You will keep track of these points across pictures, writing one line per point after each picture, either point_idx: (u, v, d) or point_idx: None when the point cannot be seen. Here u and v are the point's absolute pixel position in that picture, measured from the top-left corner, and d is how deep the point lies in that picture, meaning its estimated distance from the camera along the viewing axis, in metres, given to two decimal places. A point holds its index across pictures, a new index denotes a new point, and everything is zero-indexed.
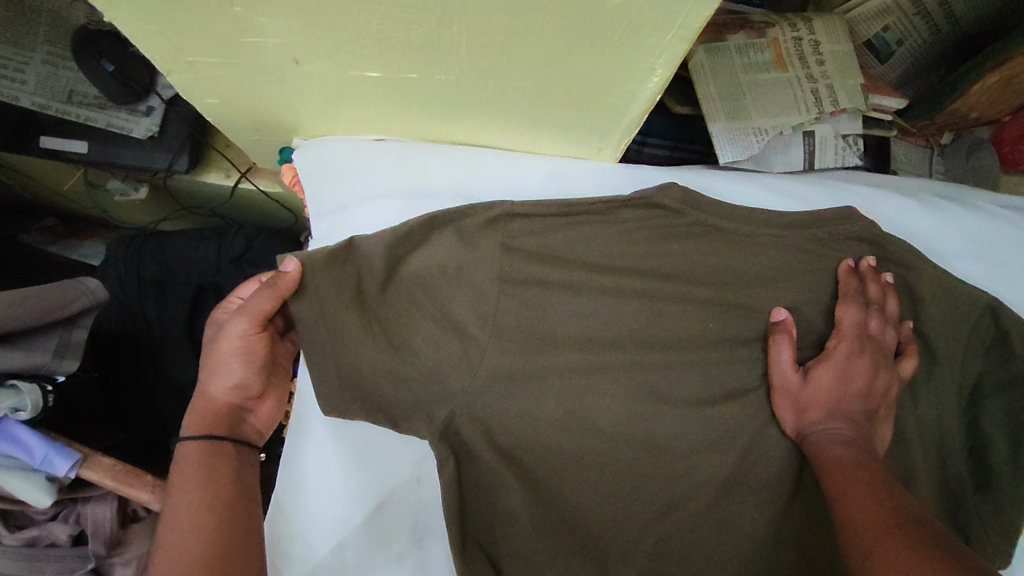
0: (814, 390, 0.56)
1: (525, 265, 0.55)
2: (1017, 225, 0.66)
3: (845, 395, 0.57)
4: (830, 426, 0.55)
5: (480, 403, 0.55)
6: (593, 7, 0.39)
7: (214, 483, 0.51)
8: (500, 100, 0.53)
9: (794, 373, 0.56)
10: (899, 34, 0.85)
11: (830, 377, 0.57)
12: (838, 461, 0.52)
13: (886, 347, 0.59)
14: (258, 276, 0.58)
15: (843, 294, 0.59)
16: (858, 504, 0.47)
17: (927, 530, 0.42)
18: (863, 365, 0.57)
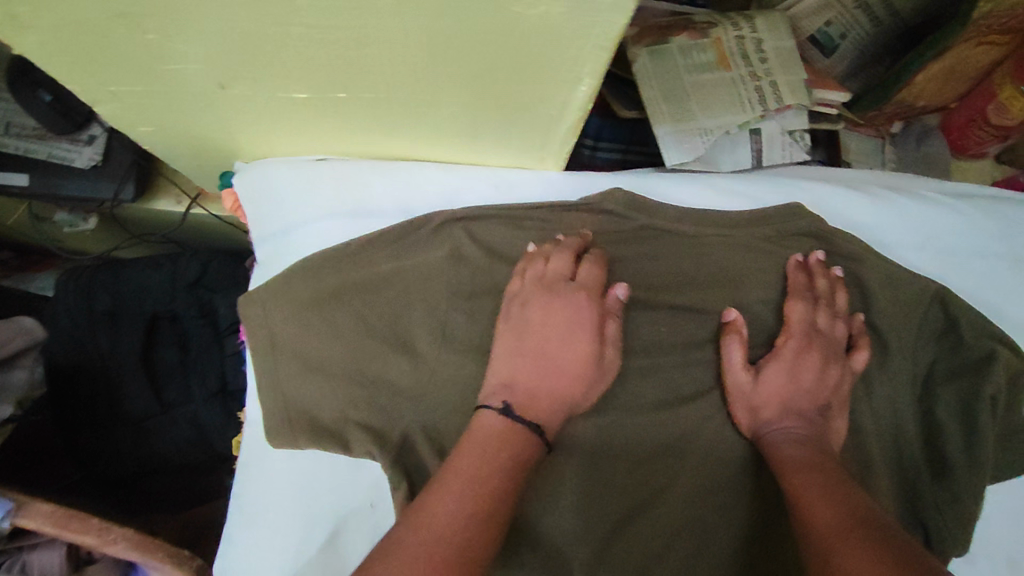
0: (765, 387, 0.57)
1: (473, 277, 0.59)
2: (972, 215, 0.65)
3: (798, 392, 0.57)
4: (785, 426, 0.56)
5: (434, 417, 0.56)
6: (508, 20, 0.38)
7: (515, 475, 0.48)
8: (441, 118, 0.53)
9: (746, 371, 0.57)
10: (841, 28, 0.85)
11: (783, 371, 0.57)
12: (792, 460, 0.53)
13: (836, 341, 0.59)
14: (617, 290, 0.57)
15: (791, 287, 0.60)
16: (816, 508, 0.46)
17: (879, 534, 0.42)
18: (812, 361, 0.58)
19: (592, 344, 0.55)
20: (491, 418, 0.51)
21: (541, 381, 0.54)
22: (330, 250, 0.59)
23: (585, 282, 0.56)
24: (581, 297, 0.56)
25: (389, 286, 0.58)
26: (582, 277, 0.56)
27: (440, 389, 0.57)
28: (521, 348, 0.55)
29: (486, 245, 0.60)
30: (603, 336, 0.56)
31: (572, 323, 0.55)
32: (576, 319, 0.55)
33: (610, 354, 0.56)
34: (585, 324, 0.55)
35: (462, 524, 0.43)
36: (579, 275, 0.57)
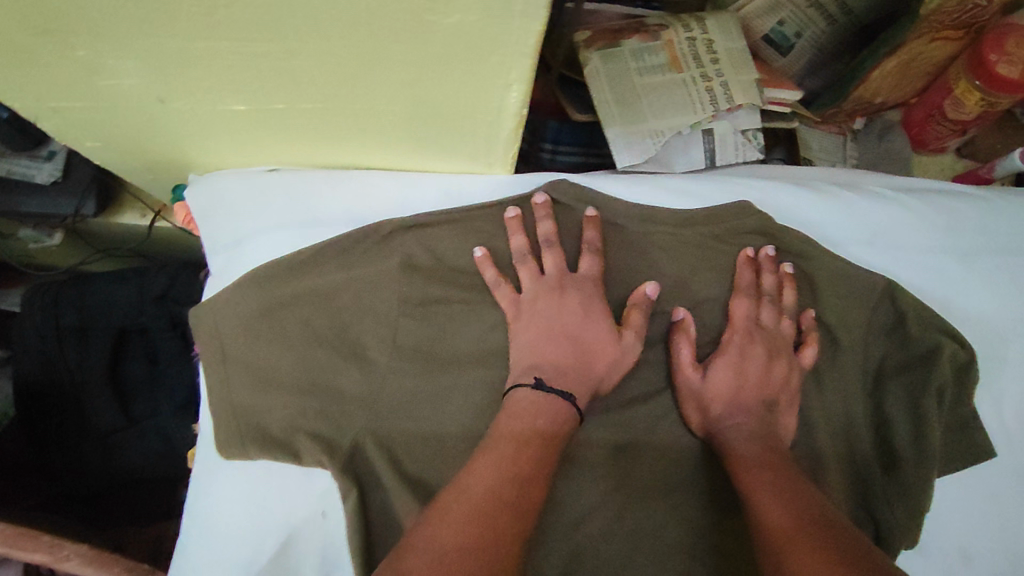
0: (714, 384, 0.59)
1: (424, 286, 0.59)
2: (917, 210, 0.66)
3: (746, 387, 0.59)
4: (734, 422, 0.58)
5: (385, 424, 0.57)
6: (426, 28, 0.38)
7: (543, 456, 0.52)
8: (385, 128, 0.53)
9: (695, 368, 0.59)
10: (796, 27, 0.85)
11: (732, 366, 0.59)
12: (742, 457, 0.55)
13: (780, 337, 0.61)
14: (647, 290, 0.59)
15: (737, 286, 0.61)
16: (767, 506, 0.49)
17: (826, 534, 0.45)
18: (757, 355, 0.60)
19: (608, 328, 0.58)
20: (523, 397, 0.54)
21: (567, 360, 0.57)
22: (279, 261, 0.59)
23: (587, 274, 0.59)
24: (587, 287, 0.58)
25: (339, 296, 0.58)
26: (583, 270, 0.59)
27: (389, 397, 0.57)
28: (540, 332, 0.57)
29: (437, 253, 0.60)
30: (625, 322, 0.58)
31: (586, 308, 0.58)
32: (588, 301, 0.58)
33: (632, 338, 0.58)
34: (599, 307, 0.58)
35: (498, 493, 0.48)
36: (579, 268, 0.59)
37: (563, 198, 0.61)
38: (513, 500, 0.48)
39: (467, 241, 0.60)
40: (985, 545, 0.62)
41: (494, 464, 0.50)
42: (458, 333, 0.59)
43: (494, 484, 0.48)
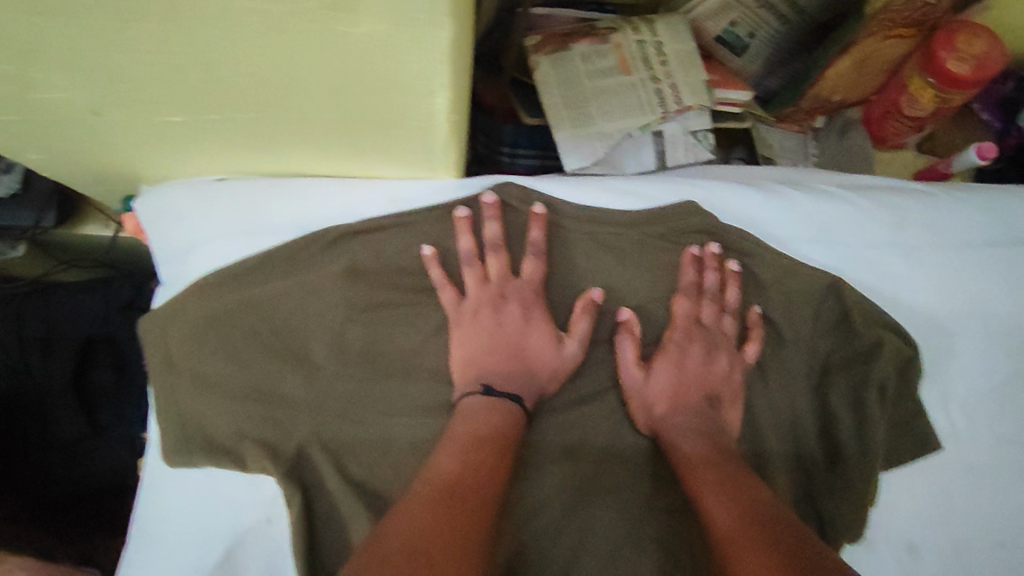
0: (655, 383, 0.60)
1: (369, 292, 0.59)
2: (862, 206, 0.66)
3: (687, 385, 0.61)
4: (678, 419, 0.59)
5: (329, 428, 0.58)
6: (339, 38, 0.39)
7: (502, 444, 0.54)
8: (324, 138, 0.54)
9: (637, 368, 0.60)
10: (749, 28, 0.85)
11: (672, 366, 0.61)
12: (687, 457, 0.56)
13: (722, 334, 0.62)
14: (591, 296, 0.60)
15: (680, 285, 0.62)
16: (715, 505, 0.50)
17: (770, 533, 0.47)
18: (695, 353, 0.62)
19: (549, 334, 0.59)
20: (474, 406, 0.56)
21: (507, 368, 0.58)
22: (225, 269, 0.59)
23: (529, 279, 0.60)
24: (528, 294, 0.60)
25: (281, 305, 0.59)
26: (527, 273, 0.60)
27: (335, 401, 0.58)
28: (484, 339, 0.59)
29: (382, 258, 0.60)
30: (570, 331, 0.60)
31: (526, 316, 0.60)
32: (529, 309, 0.60)
33: (573, 346, 0.59)
34: (539, 314, 0.60)
35: (466, 475, 0.51)
36: (523, 273, 0.60)
37: (509, 201, 0.62)
38: (480, 481, 0.50)
39: (412, 247, 0.61)
40: (930, 537, 0.62)
41: (460, 453, 0.53)
42: (404, 338, 0.60)
43: (458, 469, 0.51)
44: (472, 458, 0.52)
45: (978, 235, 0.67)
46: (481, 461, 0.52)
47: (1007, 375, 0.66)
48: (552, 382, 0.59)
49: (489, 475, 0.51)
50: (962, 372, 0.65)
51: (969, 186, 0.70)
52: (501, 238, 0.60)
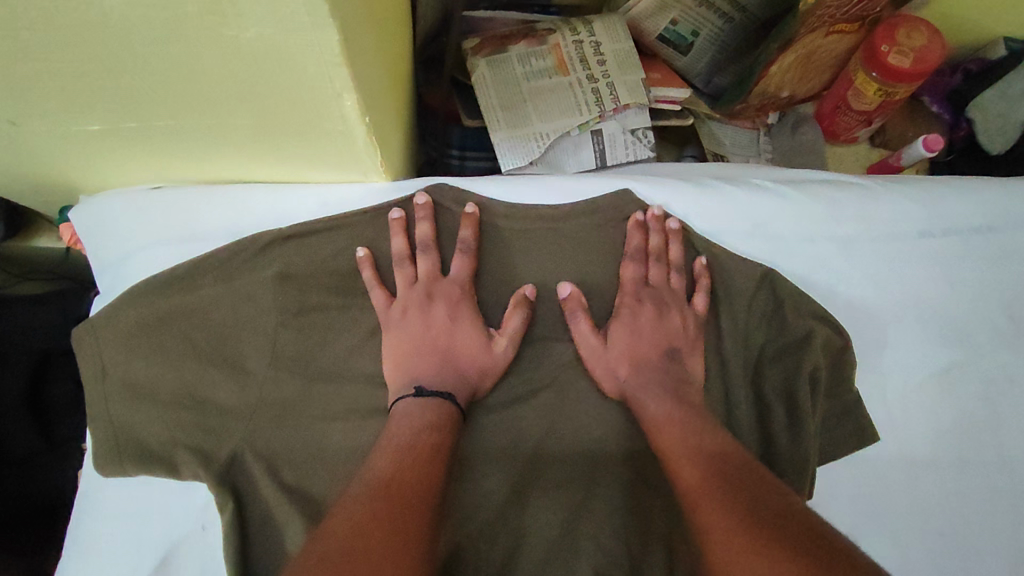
0: (614, 351, 0.61)
1: (300, 297, 0.60)
2: (796, 199, 0.66)
3: (645, 346, 0.62)
4: (642, 382, 0.60)
5: (261, 435, 0.58)
6: (230, 42, 0.39)
7: (433, 443, 0.53)
8: (249, 145, 0.55)
9: (594, 337, 0.61)
10: (691, 26, 0.87)
11: (630, 331, 0.62)
12: (657, 417, 0.57)
13: (670, 291, 0.64)
14: (526, 291, 0.61)
15: (627, 249, 0.63)
16: (684, 467, 0.52)
17: (732, 481, 0.49)
18: (648, 313, 0.62)
19: (477, 332, 0.59)
20: (408, 409, 0.55)
21: (434, 374, 0.57)
22: (159, 276, 0.60)
23: (456, 277, 0.60)
24: (455, 294, 0.60)
25: (215, 309, 0.59)
26: (454, 272, 0.61)
27: (269, 406, 0.58)
28: (414, 341, 0.58)
29: (313, 262, 0.61)
30: (501, 328, 0.60)
31: (453, 316, 0.59)
32: (455, 309, 0.60)
33: (504, 344, 0.59)
34: (466, 313, 0.60)
35: (401, 474, 0.50)
36: (452, 272, 0.60)
37: (443, 201, 0.62)
38: (417, 484, 0.50)
39: (345, 250, 0.61)
40: (871, 528, 0.63)
41: (396, 454, 0.52)
42: (338, 341, 0.60)
43: (393, 473, 0.50)
44: (407, 453, 0.52)
45: (911, 225, 0.68)
46: (415, 462, 0.51)
47: (943, 363, 0.66)
48: (486, 380, 0.59)
49: (424, 477, 0.50)
50: (898, 361, 0.66)
51: (901, 179, 0.70)
52: (430, 238, 0.61)
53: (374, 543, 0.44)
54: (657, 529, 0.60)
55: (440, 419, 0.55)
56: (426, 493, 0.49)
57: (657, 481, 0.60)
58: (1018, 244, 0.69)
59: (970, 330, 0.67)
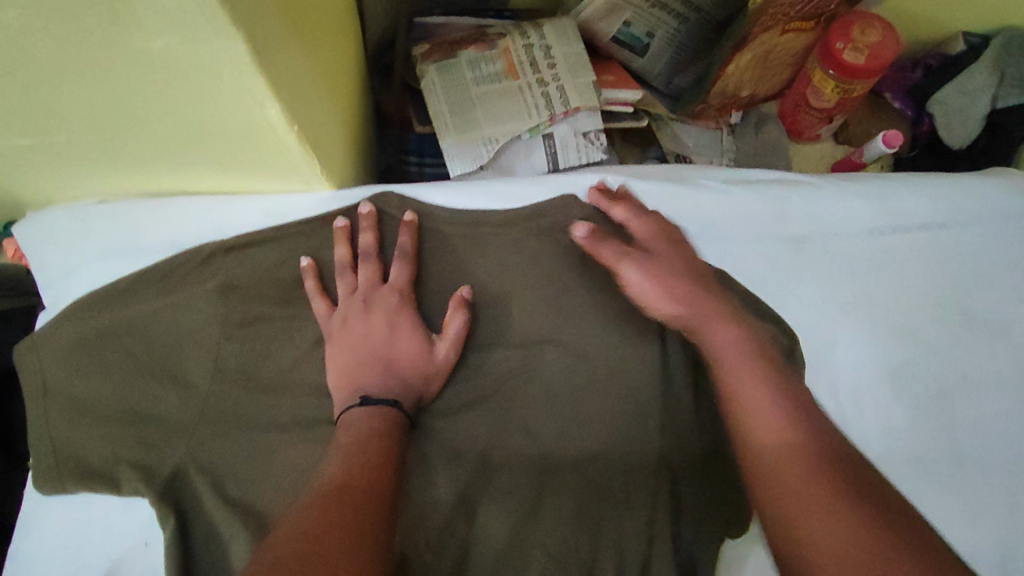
0: (659, 270, 0.60)
1: (243, 307, 0.60)
2: (743, 199, 0.67)
3: (689, 265, 0.61)
4: (698, 297, 0.59)
5: (204, 448, 0.57)
6: (140, 54, 0.39)
7: (379, 447, 0.52)
8: (185, 158, 0.54)
9: (636, 256, 0.60)
10: (646, 27, 0.86)
11: (670, 250, 0.61)
12: (729, 345, 0.56)
13: (670, 230, 0.63)
14: (461, 293, 0.60)
15: (605, 207, 0.64)
16: (761, 413, 0.51)
17: (823, 445, 0.48)
18: (672, 242, 0.62)
19: (419, 338, 0.58)
20: (355, 418, 0.54)
21: (379, 382, 0.57)
22: (100, 292, 0.59)
23: (395, 283, 0.60)
24: (396, 301, 0.59)
25: (158, 322, 0.59)
26: (394, 278, 0.60)
27: (214, 419, 0.58)
28: (356, 351, 0.58)
29: (255, 272, 0.60)
30: (442, 333, 0.59)
31: (393, 324, 0.59)
32: (396, 316, 0.59)
33: (446, 349, 0.59)
34: (407, 321, 0.59)
35: (352, 476, 0.49)
36: (392, 278, 0.60)
37: (387, 209, 0.62)
38: (367, 488, 0.48)
39: (290, 261, 0.61)
40: None
41: (350, 458, 0.50)
42: (282, 352, 0.60)
43: (342, 477, 0.49)
44: (359, 458, 0.50)
45: (860, 223, 0.68)
46: (365, 468, 0.50)
47: (895, 359, 0.66)
48: (434, 387, 0.59)
49: (373, 480, 0.49)
50: (849, 358, 0.66)
51: (847, 175, 0.71)
52: (372, 247, 0.60)
53: (334, 539, 0.43)
54: (608, 534, 0.59)
55: (387, 425, 0.54)
56: (375, 493, 0.48)
57: (608, 485, 0.60)
58: (967, 240, 0.70)
59: (920, 326, 0.67)
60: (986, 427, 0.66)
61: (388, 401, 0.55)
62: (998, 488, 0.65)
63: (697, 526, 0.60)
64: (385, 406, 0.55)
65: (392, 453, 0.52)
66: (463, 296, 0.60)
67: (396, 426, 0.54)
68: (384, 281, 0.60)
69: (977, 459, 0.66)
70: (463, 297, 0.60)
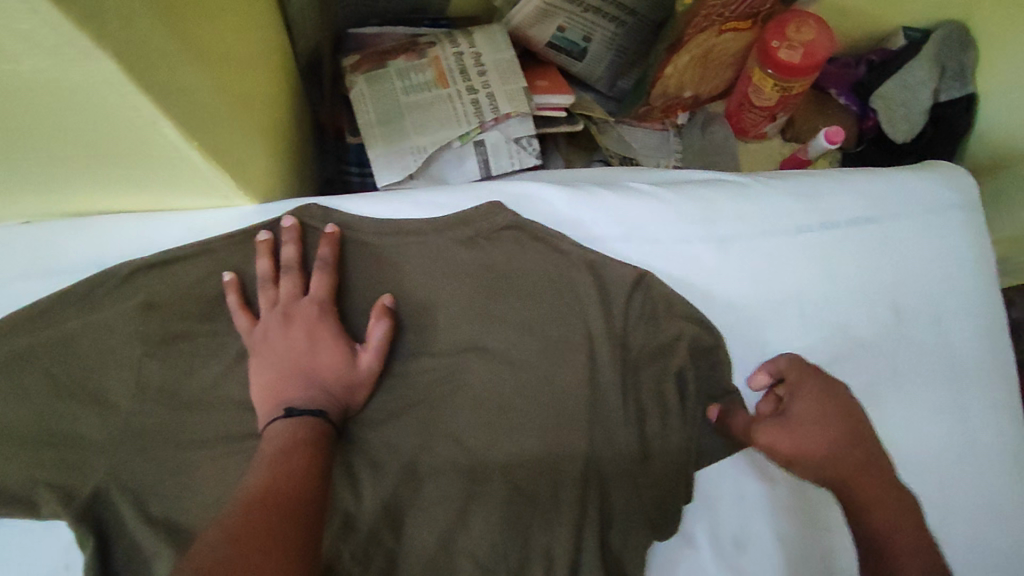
0: (798, 431, 0.60)
1: (163, 323, 0.60)
2: (671, 201, 0.67)
3: (825, 432, 0.60)
4: (838, 463, 0.60)
5: (127, 467, 0.57)
6: (11, 78, 0.38)
7: (300, 456, 0.51)
8: (99, 180, 0.54)
9: (769, 422, 0.61)
10: (581, 32, 0.86)
11: (807, 411, 0.61)
12: (857, 483, 0.59)
13: (812, 388, 0.62)
14: (383, 301, 0.61)
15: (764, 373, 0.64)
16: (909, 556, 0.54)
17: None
18: (811, 407, 0.61)
19: (342, 348, 0.58)
20: (278, 430, 0.53)
21: (301, 394, 0.56)
22: (18, 313, 0.58)
23: (315, 294, 0.60)
24: (317, 312, 0.59)
25: (78, 342, 0.59)
26: (314, 289, 0.60)
27: (136, 437, 0.58)
28: (277, 364, 0.57)
29: (177, 288, 0.60)
30: (366, 342, 0.59)
31: (313, 335, 0.58)
32: (317, 328, 0.58)
33: (368, 359, 0.59)
34: (330, 332, 0.59)
35: (277, 483, 0.48)
36: (312, 290, 0.60)
37: (310, 221, 0.62)
38: (289, 497, 0.47)
39: (212, 276, 0.61)
40: (754, 527, 0.63)
41: (275, 466, 0.50)
42: (205, 368, 0.60)
43: (264, 485, 0.48)
44: (284, 466, 0.50)
45: (789, 219, 0.69)
46: (288, 476, 0.49)
47: (826, 356, 0.67)
48: (361, 396, 0.59)
49: (296, 487, 0.49)
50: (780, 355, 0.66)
51: (776, 174, 0.72)
52: (294, 259, 0.60)
53: (258, 548, 0.42)
54: (539, 543, 0.59)
55: (313, 433, 0.53)
56: (295, 500, 0.48)
57: (537, 490, 0.60)
58: (898, 232, 0.70)
59: (852, 323, 0.68)
60: (918, 422, 0.67)
61: (312, 410, 0.55)
62: (929, 486, 0.65)
63: (626, 530, 0.60)
64: (309, 416, 0.54)
65: (317, 461, 0.52)
66: (386, 305, 0.60)
67: (321, 434, 0.54)
68: (304, 293, 0.60)
69: (909, 456, 0.66)
70: (386, 305, 0.60)
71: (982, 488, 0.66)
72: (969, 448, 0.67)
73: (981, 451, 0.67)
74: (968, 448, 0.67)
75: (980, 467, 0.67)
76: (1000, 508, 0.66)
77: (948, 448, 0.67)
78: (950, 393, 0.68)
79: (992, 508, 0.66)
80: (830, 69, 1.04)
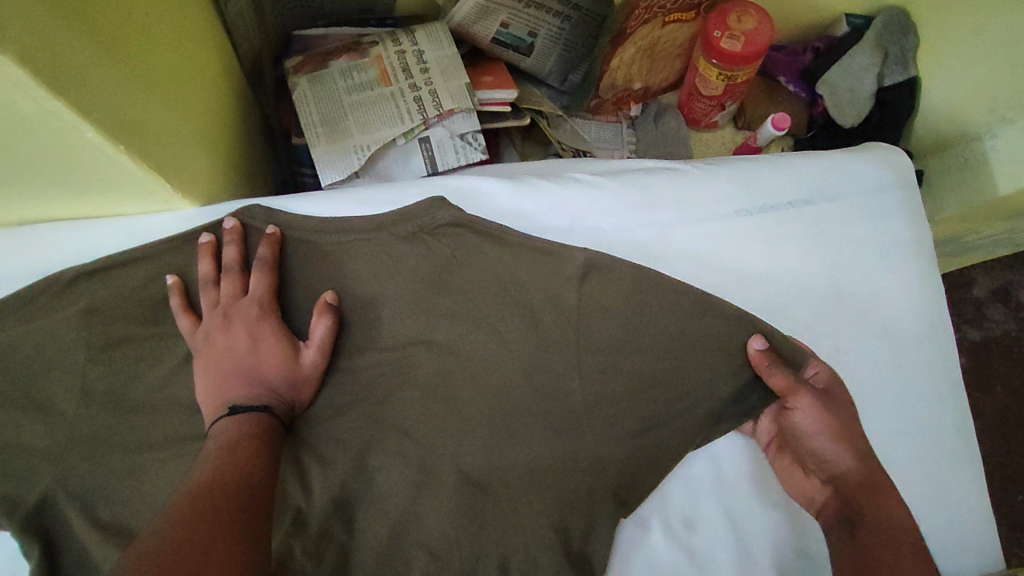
0: (831, 418, 0.60)
1: (106, 329, 0.60)
2: (611, 191, 0.69)
3: (841, 431, 0.60)
4: (841, 460, 0.59)
5: (73, 473, 0.57)
6: None
7: (245, 451, 0.52)
8: (30, 188, 0.54)
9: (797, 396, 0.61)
10: (526, 28, 0.87)
11: (830, 405, 0.61)
12: (847, 481, 0.58)
13: (832, 395, 0.62)
14: (325, 298, 0.62)
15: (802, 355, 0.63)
16: (884, 512, 0.56)
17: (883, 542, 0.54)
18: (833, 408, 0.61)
19: (285, 346, 0.59)
20: (222, 427, 0.54)
21: (244, 392, 0.56)
22: None
23: (255, 293, 0.60)
24: (258, 312, 0.59)
25: (19, 350, 0.58)
26: (254, 290, 0.60)
27: (82, 443, 0.58)
28: (219, 364, 0.57)
29: (119, 293, 0.60)
30: (308, 339, 0.60)
31: (254, 335, 0.58)
32: (259, 328, 0.59)
33: (312, 355, 0.59)
34: (272, 331, 0.59)
35: (221, 477, 0.49)
36: (251, 290, 0.60)
37: (252, 222, 0.63)
38: (232, 489, 0.48)
39: (155, 280, 0.61)
40: (704, 507, 0.63)
41: (219, 462, 0.50)
42: (151, 371, 0.60)
43: (207, 479, 0.48)
44: (228, 460, 0.50)
45: (728, 205, 0.70)
46: (231, 470, 0.50)
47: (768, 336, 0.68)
48: (307, 392, 0.60)
49: (240, 481, 0.49)
50: None
51: (715, 161, 0.73)
52: (234, 259, 0.61)
53: (201, 539, 0.43)
54: (490, 531, 0.59)
55: (257, 430, 0.54)
56: (240, 492, 0.48)
57: (488, 480, 0.61)
58: (836, 213, 0.72)
59: (793, 302, 0.69)
60: (860, 395, 0.68)
61: (256, 407, 0.55)
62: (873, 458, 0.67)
63: (579, 515, 0.61)
64: (253, 413, 0.55)
65: (262, 456, 0.52)
66: (327, 302, 0.61)
67: (265, 431, 0.54)
68: (245, 293, 0.60)
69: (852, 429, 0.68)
70: (327, 302, 0.61)
71: (924, 458, 0.68)
72: (910, 420, 0.69)
73: (923, 421, 0.69)
74: (909, 420, 0.69)
75: (921, 438, 0.69)
76: (941, 476, 0.68)
77: (891, 420, 0.68)
78: (891, 367, 0.70)
79: (934, 478, 0.68)
80: (779, 57, 1.06)
